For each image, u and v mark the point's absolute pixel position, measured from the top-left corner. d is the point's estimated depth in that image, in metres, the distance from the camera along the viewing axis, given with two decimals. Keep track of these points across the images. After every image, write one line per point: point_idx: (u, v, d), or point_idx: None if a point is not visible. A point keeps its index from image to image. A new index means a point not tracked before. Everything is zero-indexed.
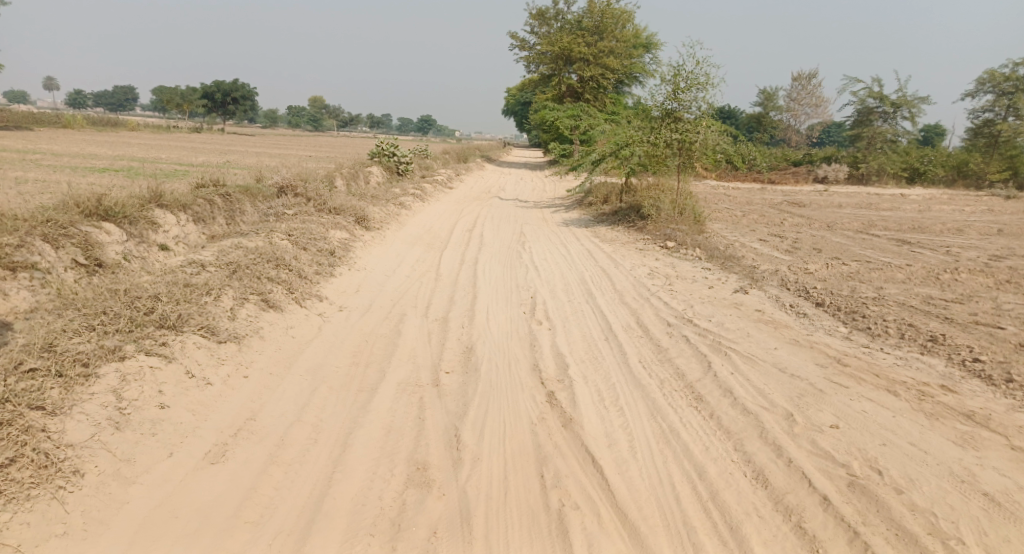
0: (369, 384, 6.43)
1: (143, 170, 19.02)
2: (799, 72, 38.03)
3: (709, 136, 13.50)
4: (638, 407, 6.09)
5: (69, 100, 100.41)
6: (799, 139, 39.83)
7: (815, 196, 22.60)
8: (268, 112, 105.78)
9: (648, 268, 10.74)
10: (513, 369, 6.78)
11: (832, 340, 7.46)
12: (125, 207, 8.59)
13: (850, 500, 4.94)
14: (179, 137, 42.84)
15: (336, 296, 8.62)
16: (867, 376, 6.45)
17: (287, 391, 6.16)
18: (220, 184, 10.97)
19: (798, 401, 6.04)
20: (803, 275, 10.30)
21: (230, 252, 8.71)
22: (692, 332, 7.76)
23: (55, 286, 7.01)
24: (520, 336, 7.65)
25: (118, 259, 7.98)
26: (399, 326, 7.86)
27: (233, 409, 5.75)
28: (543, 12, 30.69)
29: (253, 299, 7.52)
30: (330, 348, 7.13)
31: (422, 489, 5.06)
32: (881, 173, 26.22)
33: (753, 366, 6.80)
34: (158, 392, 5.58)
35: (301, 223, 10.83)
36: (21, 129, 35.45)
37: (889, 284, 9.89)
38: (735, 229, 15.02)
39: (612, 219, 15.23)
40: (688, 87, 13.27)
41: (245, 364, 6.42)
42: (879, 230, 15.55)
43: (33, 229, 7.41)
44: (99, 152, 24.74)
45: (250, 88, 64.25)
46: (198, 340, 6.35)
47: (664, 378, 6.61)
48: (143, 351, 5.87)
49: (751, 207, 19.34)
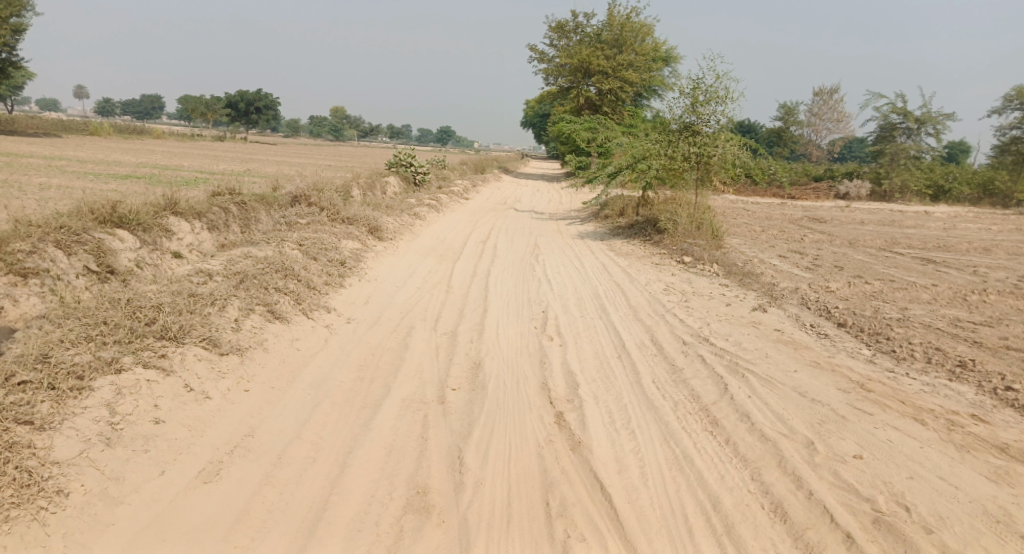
0: (373, 400, 6.23)
1: (162, 177, 19.05)
2: (821, 87, 37.66)
3: (729, 150, 13.25)
4: (650, 431, 5.84)
5: (95, 107, 101.97)
6: (820, 154, 39.45)
7: (837, 212, 22.24)
8: (289, 121, 106.73)
9: (663, 283, 10.49)
10: (521, 388, 6.54)
11: (855, 363, 7.17)
12: (139, 214, 8.48)
13: (875, 539, 4.66)
14: (200, 145, 43.35)
15: (345, 307, 8.45)
16: (892, 403, 6.16)
17: (288, 406, 5.99)
18: (235, 192, 10.88)
19: (818, 428, 5.77)
20: (824, 294, 10.00)
21: (239, 261, 8.57)
22: (708, 351, 7.49)
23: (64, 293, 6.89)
24: (530, 352, 7.43)
25: (130, 266, 7.87)
26: (407, 339, 7.67)
27: (231, 424, 5.58)
28: (562, 24, 30.63)
29: (259, 310, 7.37)
30: (335, 362, 6.95)
31: (421, 515, 4.84)
32: (904, 190, 25.74)
33: (771, 389, 6.53)
34: (153, 406, 5.42)
35: (314, 232, 10.69)
36: (48, 136, 36.03)
37: (914, 304, 9.56)
38: (754, 245, 14.72)
39: (628, 232, 15.00)
40: (707, 101, 13.04)
41: (246, 378, 6.25)
42: (903, 248, 15.19)
43: (46, 235, 7.31)
44: (122, 159, 24.92)
45: (272, 98, 64.86)
46: (199, 352, 6.19)
47: (678, 400, 6.36)
48: (141, 363, 5.71)
49: (771, 222, 19.00)
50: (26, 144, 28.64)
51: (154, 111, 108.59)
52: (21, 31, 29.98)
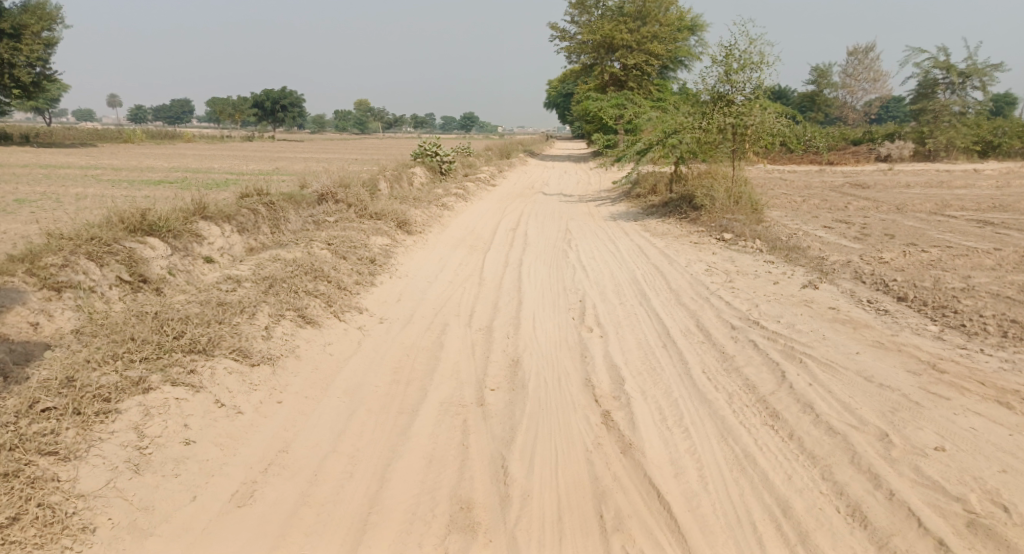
0: (410, 405, 5.94)
1: (194, 180, 19.03)
2: (855, 46, 36.38)
3: (765, 119, 12.67)
4: (706, 428, 5.45)
5: (128, 114, 103.93)
6: (856, 117, 38.13)
7: (880, 176, 21.35)
8: (316, 115, 107.33)
9: (705, 264, 10.01)
10: (564, 386, 6.18)
11: (922, 342, 6.66)
12: (169, 220, 8.26)
13: (970, 544, 4.24)
14: (230, 146, 43.67)
15: (377, 307, 8.17)
16: (970, 385, 5.67)
17: (323, 416, 5.72)
18: (263, 193, 10.67)
19: (892, 417, 5.33)
20: (879, 266, 9.43)
21: (268, 265, 8.33)
22: (760, 335, 7.05)
23: (97, 307, 6.70)
24: (570, 346, 7.06)
25: (162, 274, 7.67)
26: (442, 337, 7.36)
27: (264, 440, 5.32)
28: (583, 0, 29.90)
29: (290, 315, 7.11)
30: (370, 365, 6.66)
31: (466, 534, 4.53)
32: (950, 149, 24.60)
33: (834, 375, 6.07)
34: (183, 427, 5.17)
35: (343, 230, 10.41)
36: (85, 145, 36.64)
37: (978, 272, 8.94)
38: (796, 216, 14.10)
39: (662, 210, 14.48)
40: (741, 68, 12.45)
41: (279, 389, 5.99)
42: (955, 211, 14.41)
43: (76, 247, 7.13)
44: (155, 164, 25.04)
45: (298, 94, 64.90)
46: (229, 364, 5.95)
47: (732, 391, 5.95)
48: (169, 381, 5.47)
49: (811, 191, 18.26)
50: (63, 155, 28.94)
51: (186, 116, 109.82)
52: (52, 44, 30.12)
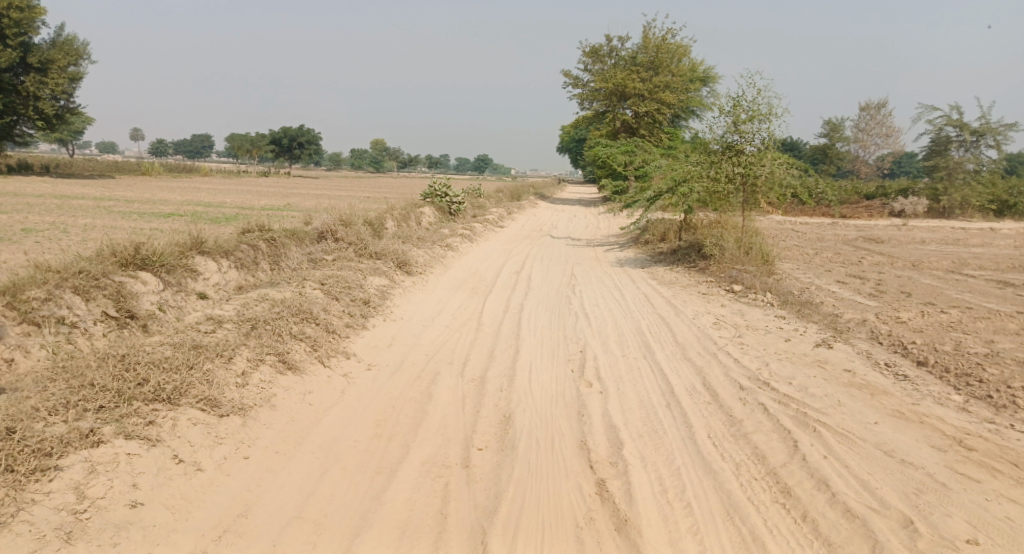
0: (389, 464, 5.44)
1: (203, 214, 18.76)
2: (867, 102, 36.41)
3: (776, 170, 12.32)
4: (710, 503, 4.95)
5: (149, 147, 105.50)
6: (868, 171, 37.86)
7: (893, 231, 20.96)
8: (331, 155, 108.52)
9: (713, 316, 9.54)
10: (556, 448, 5.68)
11: (946, 412, 6.17)
12: (163, 254, 7.83)
13: None
14: (244, 181, 43.80)
15: (366, 352, 7.69)
16: (1003, 466, 5.19)
17: (292, 475, 5.23)
18: (265, 229, 10.30)
19: (917, 499, 4.84)
20: (896, 326, 8.95)
21: (258, 303, 7.89)
22: (770, 398, 6.55)
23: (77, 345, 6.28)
24: (567, 402, 6.56)
25: (152, 310, 7.23)
26: (431, 388, 6.87)
27: (223, 502, 4.85)
28: (597, 49, 29.93)
29: (270, 360, 6.64)
30: (351, 416, 6.16)
31: None
32: (965, 206, 24.25)
33: (851, 446, 5.57)
34: (131, 486, 4.73)
35: (340, 270, 9.99)
36: (104, 177, 36.80)
37: (1001, 337, 8.45)
38: (808, 269, 13.68)
39: (670, 258, 14.08)
40: (750, 118, 12.15)
41: (247, 442, 5.49)
42: (973, 270, 13.94)
43: (63, 280, 6.69)
44: (168, 197, 24.90)
45: (315, 132, 65.41)
46: (195, 415, 5.48)
47: (739, 461, 5.44)
48: (123, 434, 5.04)
49: (823, 244, 17.82)
50: (80, 186, 28.89)
51: (205, 151, 111.46)
52: (78, 79, 30.40)
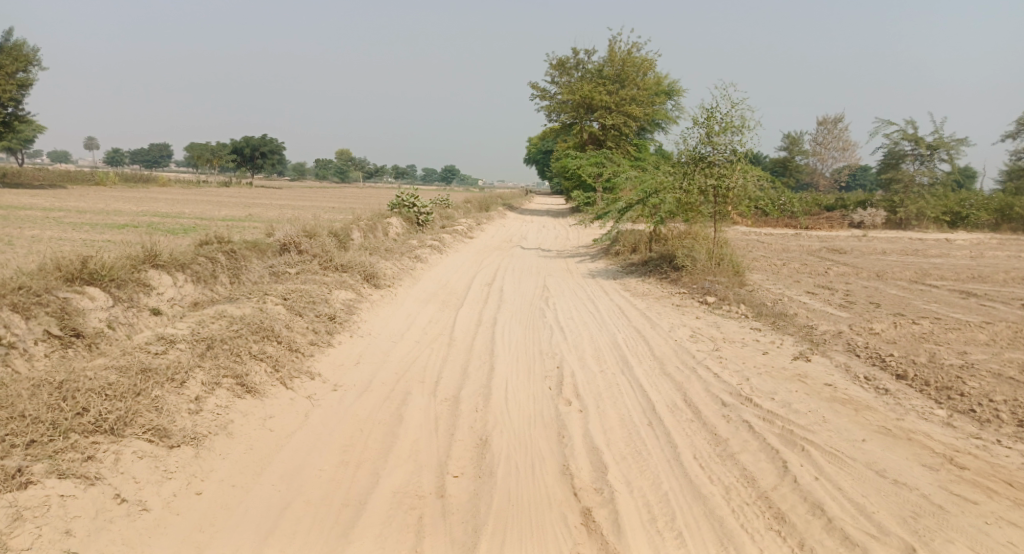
0: (357, 496, 5.07)
1: (159, 226, 18.02)
2: (824, 115, 37.02)
3: (748, 182, 12.21)
4: (701, 532, 4.70)
5: (105, 157, 102.84)
6: (826, 184, 38.50)
7: (855, 242, 21.18)
8: (293, 166, 107.11)
9: (689, 329, 9.32)
10: (536, 475, 5.36)
11: (932, 428, 6.02)
12: (113, 268, 7.35)
13: None
14: (203, 191, 42.70)
15: (331, 372, 7.28)
16: (997, 486, 5.04)
17: (249, 511, 4.82)
18: (224, 241, 9.83)
19: (916, 524, 4.65)
20: (871, 338, 8.83)
21: (216, 319, 7.42)
22: (754, 415, 6.33)
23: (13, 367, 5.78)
24: (546, 423, 6.26)
25: (100, 327, 6.75)
26: (401, 410, 6.50)
27: (170, 546, 4.43)
28: (563, 62, 29.81)
29: (227, 383, 6.21)
30: (316, 442, 5.76)
31: None
32: (921, 218, 24.60)
33: (842, 467, 5.36)
34: (64, 533, 4.31)
35: (303, 283, 9.55)
36: (57, 187, 35.40)
37: (973, 348, 8.40)
38: (777, 280, 13.62)
39: (641, 269, 13.91)
40: (723, 129, 12.04)
41: (200, 475, 5.06)
42: (936, 280, 14.03)
43: (1, 297, 6.17)
44: (124, 208, 24.02)
45: (277, 142, 64.37)
46: (142, 447, 5.05)
47: (728, 483, 5.20)
48: (56, 472, 4.60)
49: (789, 255, 17.86)
50: (29, 196, 27.68)
51: (163, 160, 109.39)
52: (28, 87, 29.27)
